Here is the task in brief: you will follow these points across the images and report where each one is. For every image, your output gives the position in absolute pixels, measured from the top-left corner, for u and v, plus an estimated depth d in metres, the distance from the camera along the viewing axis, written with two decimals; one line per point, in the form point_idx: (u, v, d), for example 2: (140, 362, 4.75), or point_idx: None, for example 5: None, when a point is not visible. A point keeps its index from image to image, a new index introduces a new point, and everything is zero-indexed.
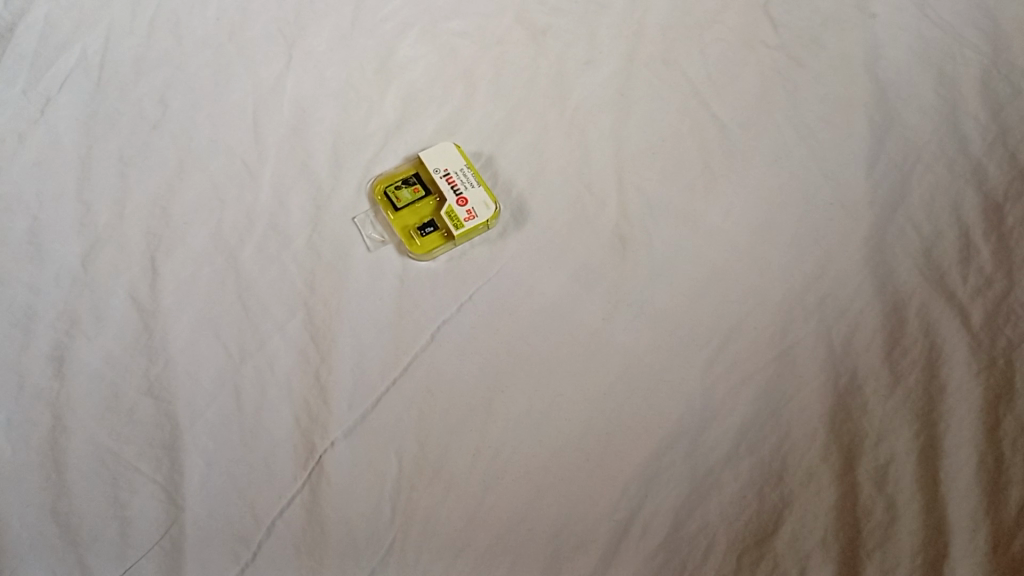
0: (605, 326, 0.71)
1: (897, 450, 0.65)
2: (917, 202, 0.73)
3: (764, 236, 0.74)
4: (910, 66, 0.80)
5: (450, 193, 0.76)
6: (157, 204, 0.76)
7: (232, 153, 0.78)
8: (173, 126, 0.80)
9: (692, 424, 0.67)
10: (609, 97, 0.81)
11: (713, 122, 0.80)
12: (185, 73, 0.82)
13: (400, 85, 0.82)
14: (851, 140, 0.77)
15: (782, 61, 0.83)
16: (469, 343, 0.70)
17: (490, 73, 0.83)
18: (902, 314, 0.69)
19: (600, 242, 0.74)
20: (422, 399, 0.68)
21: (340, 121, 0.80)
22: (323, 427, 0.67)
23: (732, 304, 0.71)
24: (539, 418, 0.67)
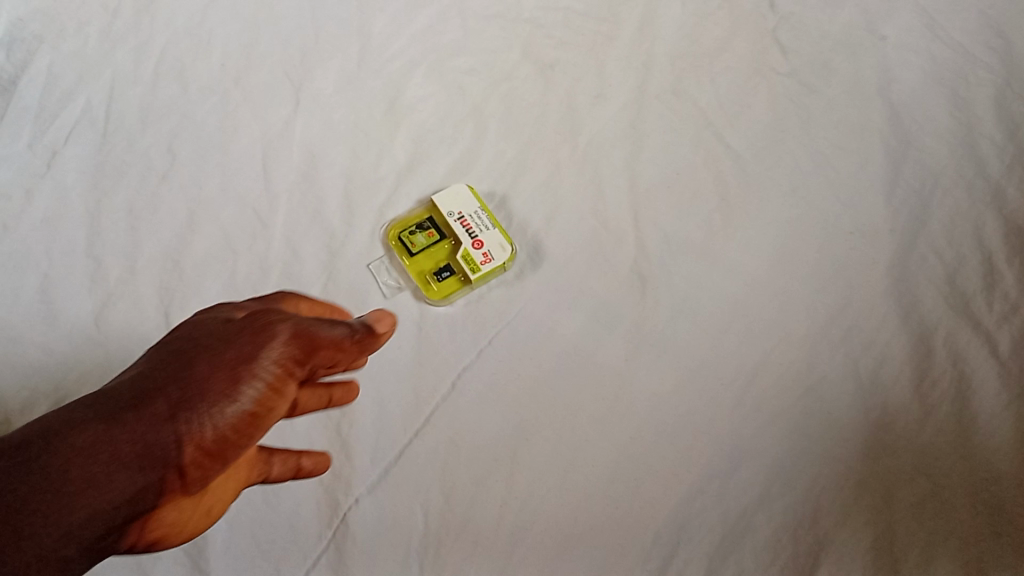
0: (628, 368, 0.70)
1: (931, 487, 0.64)
2: (938, 228, 0.73)
3: (786, 269, 0.73)
4: (922, 90, 0.80)
5: (464, 237, 0.74)
6: (169, 257, 0.75)
7: (243, 201, 0.77)
8: (182, 176, 0.79)
9: (721, 466, 0.66)
10: (621, 130, 0.80)
11: (727, 152, 0.79)
12: (192, 120, 0.81)
13: (409, 125, 0.81)
14: (867, 168, 0.77)
15: (793, 87, 0.82)
16: (491, 390, 0.69)
17: (499, 110, 0.82)
18: (929, 345, 0.68)
19: (619, 281, 0.73)
20: (446, 450, 0.67)
21: (350, 165, 0.79)
22: (346, 483, 0.66)
23: (757, 340, 0.70)
24: (565, 466, 0.66)
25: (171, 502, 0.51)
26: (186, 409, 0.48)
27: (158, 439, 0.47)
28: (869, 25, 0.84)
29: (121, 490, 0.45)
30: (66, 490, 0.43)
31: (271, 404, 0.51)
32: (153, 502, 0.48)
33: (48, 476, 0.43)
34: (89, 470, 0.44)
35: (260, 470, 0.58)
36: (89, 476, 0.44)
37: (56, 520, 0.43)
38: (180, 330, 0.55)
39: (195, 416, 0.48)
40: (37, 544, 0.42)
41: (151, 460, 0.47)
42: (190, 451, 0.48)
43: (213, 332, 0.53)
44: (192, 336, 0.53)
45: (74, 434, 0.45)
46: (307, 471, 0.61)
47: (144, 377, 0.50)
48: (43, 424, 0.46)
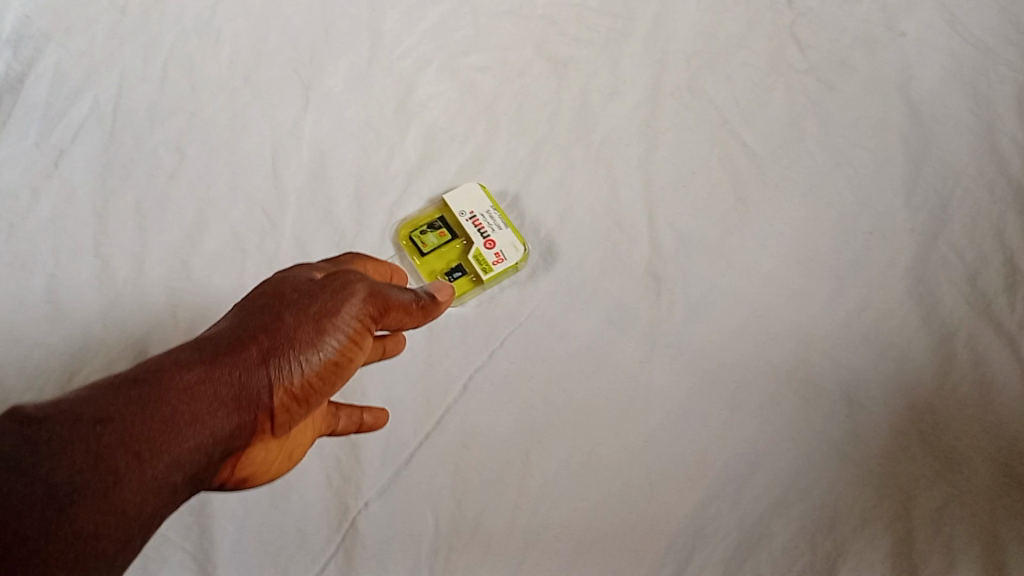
0: (643, 371, 0.68)
1: (953, 491, 0.63)
2: (958, 228, 0.72)
3: (804, 270, 0.72)
4: (942, 88, 0.78)
5: (476, 236, 0.73)
6: (177, 256, 0.74)
7: (252, 200, 0.76)
8: (190, 174, 0.78)
9: (737, 470, 0.65)
10: (635, 127, 0.79)
11: (743, 150, 0.77)
12: (200, 118, 0.80)
13: (421, 123, 0.80)
14: (886, 167, 0.75)
15: (811, 85, 0.80)
16: (503, 392, 0.68)
17: (512, 108, 0.81)
18: (950, 346, 0.67)
19: (633, 281, 0.72)
20: (457, 453, 0.66)
21: (361, 163, 0.78)
22: (356, 487, 0.65)
23: (774, 341, 0.69)
24: (579, 469, 0.65)
25: (258, 444, 0.54)
26: (276, 356, 0.53)
27: (256, 382, 0.51)
28: (889, 21, 0.83)
29: (226, 424, 0.49)
30: (186, 419, 0.46)
31: (348, 356, 0.56)
32: (247, 440, 0.51)
33: (167, 406, 0.46)
34: (202, 403, 0.48)
35: (327, 423, 0.61)
36: (203, 409, 0.47)
37: (177, 448, 0.45)
38: (253, 291, 0.59)
39: (287, 362, 0.53)
40: (161, 469, 0.44)
41: (251, 399, 0.51)
42: (280, 394, 0.53)
43: (292, 291, 0.57)
44: (270, 294, 0.57)
45: (184, 372, 0.48)
46: (368, 425, 0.64)
47: (234, 328, 0.54)
48: (150, 364, 0.48)
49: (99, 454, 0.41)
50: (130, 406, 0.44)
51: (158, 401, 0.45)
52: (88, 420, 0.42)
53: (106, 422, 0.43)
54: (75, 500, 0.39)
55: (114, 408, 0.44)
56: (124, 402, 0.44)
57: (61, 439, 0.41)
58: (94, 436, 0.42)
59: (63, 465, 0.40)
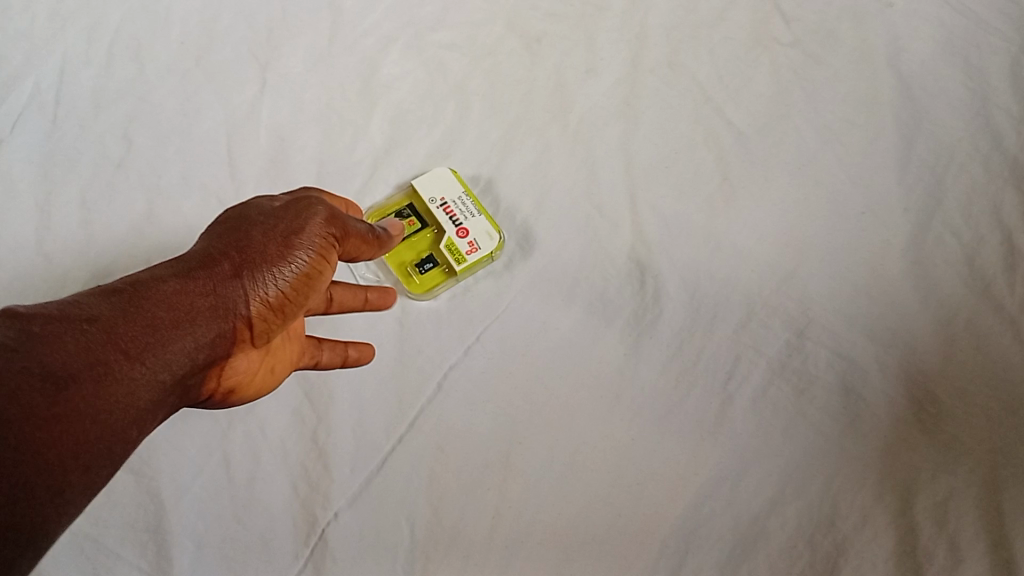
0: (628, 365, 0.65)
1: (956, 482, 0.60)
2: (954, 206, 0.68)
3: (794, 253, 0.68)
4: (934, 62, 0.74)
5: (448, 225, 0.69)
6: (125, 251, 0.69)
7: (206, 190, 0.72)
8: (140, 164, 0.73)
9: (731, 468, 0.62)
10: (614, 106, 0.74)
11: (728, 128, 0.73)
12: (149, 104, 0.75)
13: (386, 105, 0.75)
14: (877, 144, 0.72)
15: (797, 59, 0.76)
16: (481, 391, 0.64)
17: (483, 87, 0.75)
18: (950, 330, 0.64)
19: (616, 269, 0.68)
20: (433, 456, 0.62)
21: (323, 149, 0.73)
22: (324, 497, 0.61)
23: (765, 330, 0.65)
24: (563, 471, 0.62)
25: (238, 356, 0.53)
26: (248, 269, 0.51)
27: (231, 292, 0.50)
28: None
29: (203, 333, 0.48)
30: (163, 326, 0.46)
31: (318, 271, 0.54)
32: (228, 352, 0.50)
33: (142, 312, 0.45)
34: (179, 311, 0.47)
35: (309, 355, 0.59)
36: (178, 317, 0.47)
37: (155, 351, 0.44)
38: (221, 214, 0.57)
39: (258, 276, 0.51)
40: (141, 370, 0.43)
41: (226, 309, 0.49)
42: (256, 306, 0.51)
43: (258, 213, 0.55)
44: (238, 215, 0.55)
45: (158, 283, 0.47)
46: (354, 360, 0.62)
47: (203, 247, 0.53)
48: (124, 278, 0.48)
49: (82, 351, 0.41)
50: (108, 311, 0.44)
51: (134, 309, 0.45)
52: (68, 321, 0.42)
53: (89, 325, 0.42)
54: (62, 390, 0.39)
55: (92, 312, 0.43)
56: (102, 307, 0.44)
57: (46, 334, 0.40)
58: (76, 333, 0.41)
59: (47, 356, 0.39)
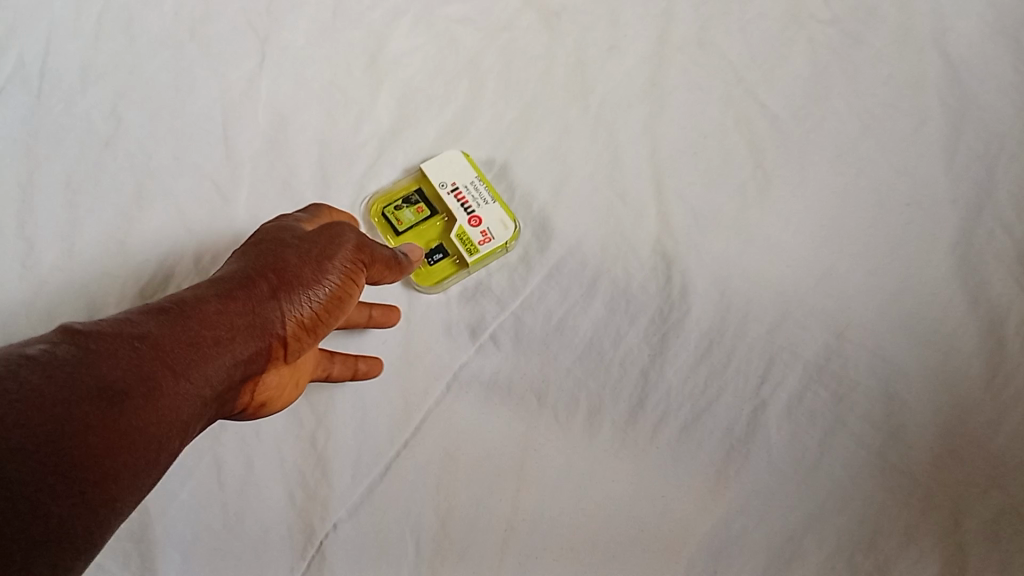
0: (652, 366, 0.60)
1: (1009, 500, 0.56)
2: (1005, 198, 0.63)
3: (833, 247, 0.63)
4: (986, 40, 0.68)
5: (459, 213, 0.64)
6: (113, 238, 0.65)
7: (199, 173, 0.67)
8: (128, 143, 0.68)
9: (764, 481, 0.58)
10: (639, 87, 0.69)
11: (762, 113, 0.68)
12: (139, 78, 0.69)
13: (393, 83, 0.69)
14: (923, 130, 0.66)
15: (835, 39, 0.70)
16: (494, 393, 0.60)
17: (498, 65, 0.70)
18: (1001, 334, 0.59)
19: (639, 263, 0.63)
20: (441, 463, 0.58)
21: (325, 130, 0.68)
22: (323, 506, 0.57)
23: (801, 330, 0.60)
24: (581, 481, 0.58)
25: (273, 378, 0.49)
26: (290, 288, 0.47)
27: (271, 312, 0.46)
28: None
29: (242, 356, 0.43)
30: (206, 344, 0.41)
31: (351, 294, 0.50)
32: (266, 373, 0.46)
33: (189, 327, 0.41)
34: (221, 329, 0.43)
35: (320, 369, 0.56)
36: (220, 336, 0.42)
37: (198, 372, 0.40)
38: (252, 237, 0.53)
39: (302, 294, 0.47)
40: (184, 391, 0.39)
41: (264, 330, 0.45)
42: (291, 327, 0.47)
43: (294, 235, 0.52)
44: (266, 238, 0.52)
45: (202, 301, 0.43)
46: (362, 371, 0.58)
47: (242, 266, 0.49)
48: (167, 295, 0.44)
49: (128, 368, 0.36)
50: (153, 327, 0.40)
51: (178, 326, 0.40)
52: (113, 337, 0.37)
53: (135, 342, 0.38)
54: (107, 408, 0.34)
55: (135, 328, 0.39)
56: (150, 324, 0.40)
57: (96, 351, 0.36)
58: (121, 350, 0.37)
59: (91, 372, 0.35)
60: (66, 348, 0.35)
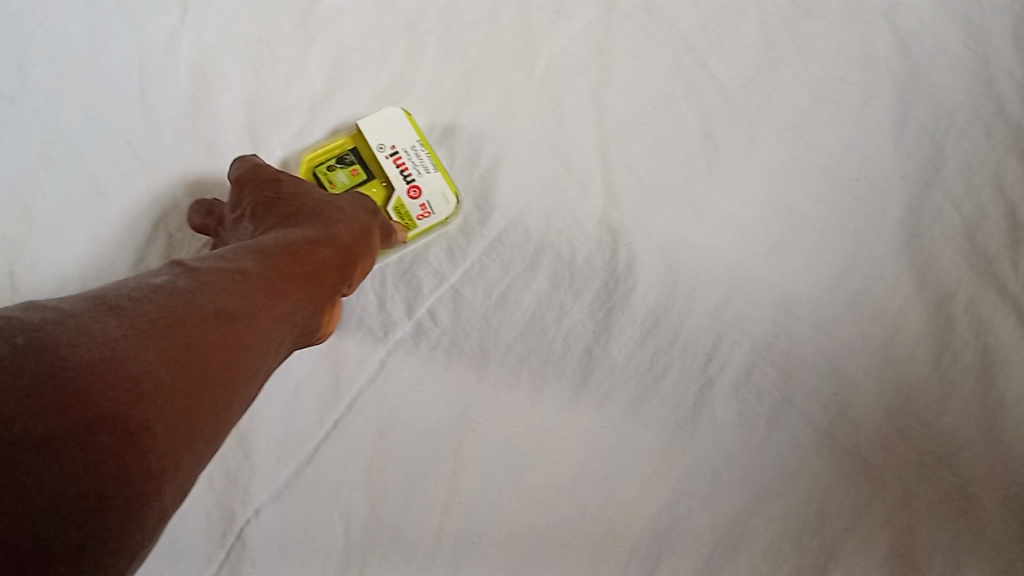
0: (596, 343, 0.58)
1: (956, 479, 0.55)
2: (954, 174, 0.62)
3: (783, 221, 0.61)
4: (941, 12, 0.66)
5: (398, 181, 0.61)
6: (17, 202, 0.59)
7: (114, 133, 0.62)
8: (34, 99, 0.62)
9: (707, 461, 0.56)
10: (586, 53, 0.66)
11: (713, 82, 0.65)
12: (47, 28, 0.63)
13: (326, 42, 0.65)
14: (874, 103, 0.65)
15: (789, 8, 0.67)
16: (430, 371, 0.57)
17: (438, 25, 0.66)
18: (949, 312, 0.58)
19: (584, 235, 0.60)
20: (373, 444, 0.55)
21: (252, 90, 0.63)
22: (244, 491, 0.54)
23: (749, 307, 0.59)
24: (521, 462, 0.56)
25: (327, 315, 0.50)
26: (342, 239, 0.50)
27: (336, 253, 0.49)
28: None
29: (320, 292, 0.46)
30: (293, 277, 0.44)
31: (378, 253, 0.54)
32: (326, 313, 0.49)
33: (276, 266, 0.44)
34: (304, 266, 0.45)
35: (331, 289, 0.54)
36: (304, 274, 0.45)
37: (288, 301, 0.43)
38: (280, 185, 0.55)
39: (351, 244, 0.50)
40: (278, 321, 0.41)
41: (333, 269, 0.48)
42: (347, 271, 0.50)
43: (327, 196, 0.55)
44: (302, 193, 0.54)
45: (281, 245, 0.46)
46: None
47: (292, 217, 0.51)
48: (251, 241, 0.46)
49: (234, 297, 0.39)
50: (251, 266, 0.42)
51: (267, 263, 0.43)
52: (218, 272, 0.40)
53: (236, 274, 0.41)
54: (220, 333, 0.37)
55: (230, 264, 0.42)
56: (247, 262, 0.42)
57: (210, 284, 0.39)
58: (226, 281, 0.40)
59: (208, 300, 0.38)
60: (185, 281, 0.39)
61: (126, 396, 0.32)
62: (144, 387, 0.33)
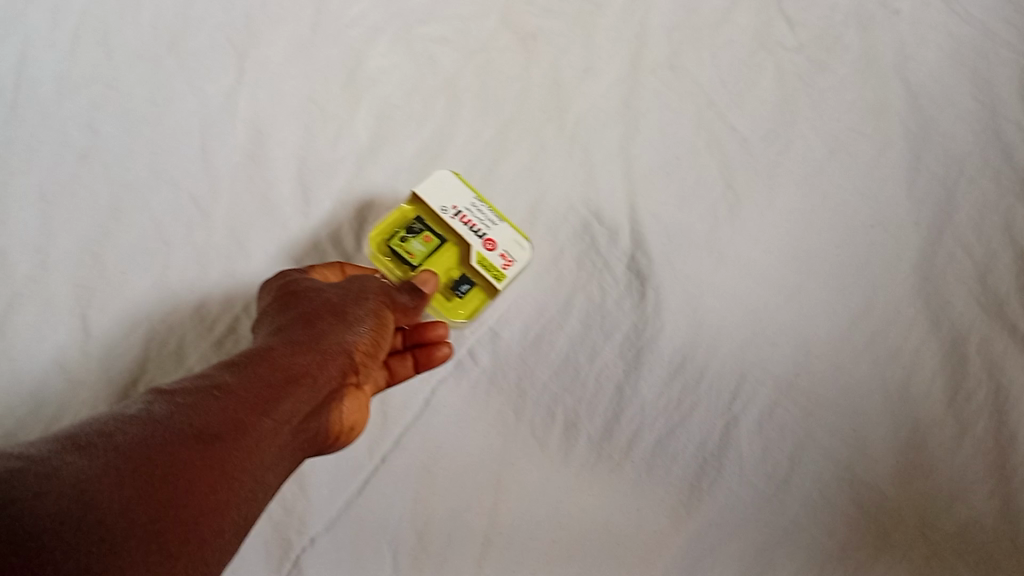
0: (627, 382, 0.61)
1: (969, 514, 0.58)
2: (964, 220, 0.65)
3: (801, 266, 0.65)
4: (945, 69, 0.71)
5: (472, 237, 0.60)
6: (87, 250, 0.64)
7: (176, 186, 0.67)
8: (105, 157, 0.67)
9: (733, 496, 0.59)
10: (613, 108, 0.70)
11: (733, 135, 0.69)
12: (117, 92, 0.69)
13: (372, 100, 0.70)
14: (886, 154, 0.68)
15: (802, 65, 0.72)
16: (470, 409, 0.61)
17: (475, 84, 0.71)
18: (963, 352, 0.61)
19: (614, 280, 0.64)
20: (419, 478, 0.59)
21: (303, 146, 0.68)
22: (299, 522, 0.58)
23: (770, 348, 0.62)
24: (557, 495, 0.60)
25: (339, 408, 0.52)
26: (337, 332, 0.52)
27: (326, 352, 0.50)
28: None
29: (309, 394, 0.47)
30: (277, 385, 0.45)
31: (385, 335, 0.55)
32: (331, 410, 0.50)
33: (259, 375, 0.45)
34: (289, 370, 0.47)
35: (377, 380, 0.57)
36: (288, 377, 0.46)
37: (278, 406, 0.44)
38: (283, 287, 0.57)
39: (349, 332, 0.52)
40: (269, 429, 0.43)
41: (323, 365, 0.49)
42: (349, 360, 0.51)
43: (327, 287, 0.56)
44: (297, 291, 0.56)
45: (271, 351, 0.48)
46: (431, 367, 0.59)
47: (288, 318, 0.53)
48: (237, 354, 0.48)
49: (217, 414, 0.40)
50: (231, 380, 0.44)
51: (248, 375, 0.45)
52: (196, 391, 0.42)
53: (214, 391, 0.42)
54: (200, 448, 0.38)
55: (209, 381, 0.43)
56: (223, 377, 0.44)
57: (187, 403, 0.40)
58: (209, 400, 0.41)
59: (186, 420, 0.39)
60: (161, 404, 0.40)
61: (101, 516, 0.32)
62: (120, 507, 0.33)
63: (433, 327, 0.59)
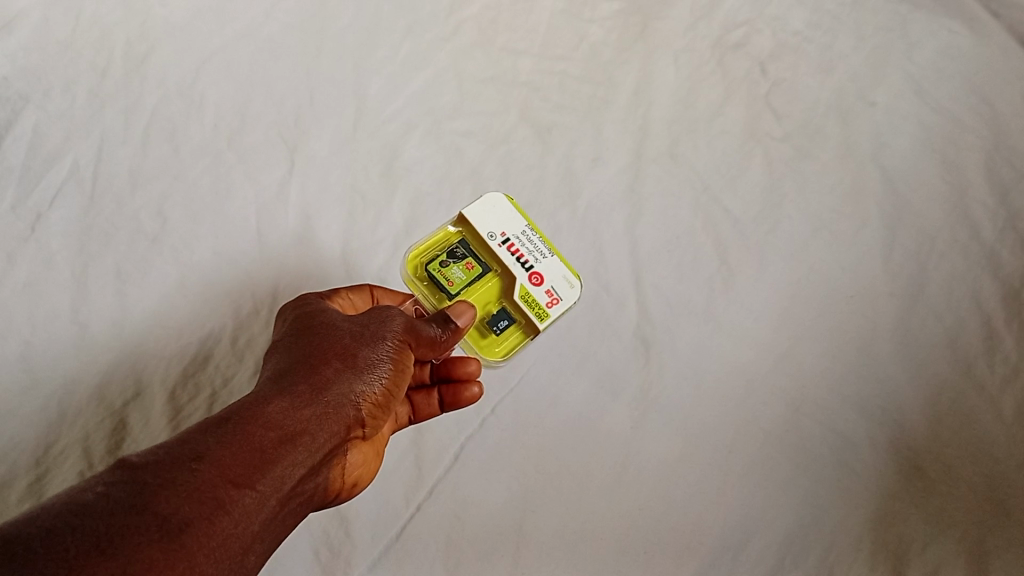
0: (634, 438, 0.69)
1: (943, 554, 0.64)
2: (936, 290, 0.73)
3: (789, 331, 0.73)
4: (915, 155, 0.79)
5: (519, 268, 0.67)
6: (158, 323, 0.73)
7: (235, 266, 0.76)
8: (173, 240, 0.76)
9: (732, 539, 0.66)
10: (620, 192, 0.79)
11: (726, 215, 0.78)
12: (183, 183, 0.79)
13: (406, 188, 0.80)
14: (864, 232, 0.77)
15: (787, 152, 0.81)
16: (495, 461, 0.68)
17: (498, 172, 0.81)
18: (937, 411, 0.69)
19: (621, 346, 0.72)
20: (450, 523, 0.66)
21: (347, 230, 0.78)
22: (346, 563, 0.65)
23: (762, 406, 0.70)
24: (573, 539, 0.66)
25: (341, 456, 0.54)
26: (347, 377, 0.53)
27: (330, 403, 0.51)
28: (861, 87, 0.83)
29: (309, 450, 0.48)
30: (277, 442, 0.47)
31: (399, 378, 0.56)
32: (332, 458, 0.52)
33: (258, 433, 0.46)
34: (289, 426, 0.48)
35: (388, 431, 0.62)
36: (288, 433, 0.47)
37: (275, 467, 0.45)
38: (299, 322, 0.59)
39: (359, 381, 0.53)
40: (261, 494, 0.44)
41: (327, 419, 0.51)
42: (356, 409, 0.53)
43: (343, 324, 0.57)
44: (313, 328, 0.57)
45: (272, 402, 0.49)
46: (458, 402, 0.65)
47: (297, 358, 0.54)
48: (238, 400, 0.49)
49: (212, 476, 0.42)
50: (225, 437, 0.44)
51: (247, 431, 0.46)
52: (183, 458, 0.42)
53: (208, 451, 0.43)
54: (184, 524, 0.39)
55: (203, 439, 0.44)
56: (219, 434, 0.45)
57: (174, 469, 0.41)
58: (198, 463, 0.42)
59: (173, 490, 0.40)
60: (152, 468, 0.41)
61: None
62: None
63: (464, 364, 0.64)
